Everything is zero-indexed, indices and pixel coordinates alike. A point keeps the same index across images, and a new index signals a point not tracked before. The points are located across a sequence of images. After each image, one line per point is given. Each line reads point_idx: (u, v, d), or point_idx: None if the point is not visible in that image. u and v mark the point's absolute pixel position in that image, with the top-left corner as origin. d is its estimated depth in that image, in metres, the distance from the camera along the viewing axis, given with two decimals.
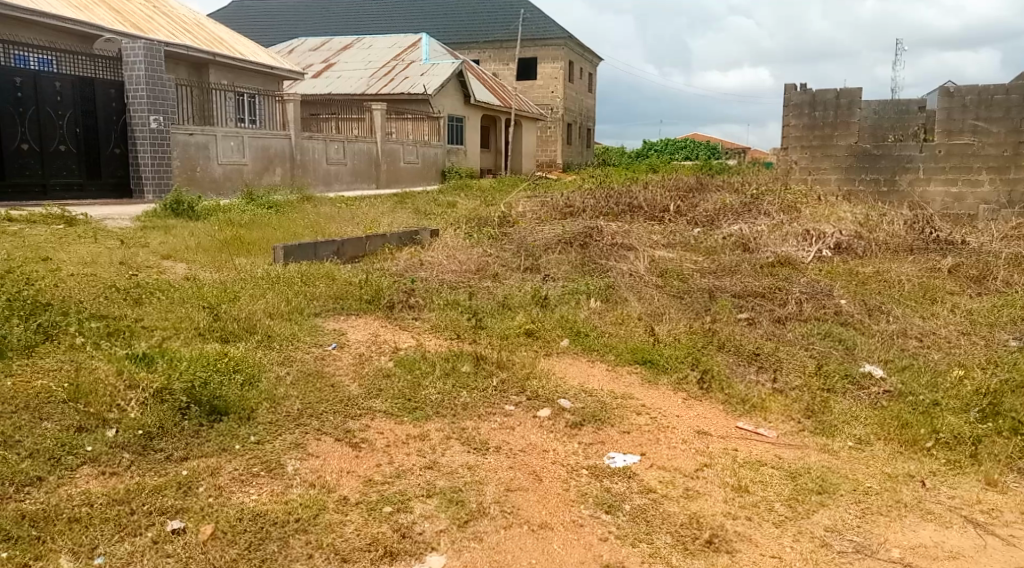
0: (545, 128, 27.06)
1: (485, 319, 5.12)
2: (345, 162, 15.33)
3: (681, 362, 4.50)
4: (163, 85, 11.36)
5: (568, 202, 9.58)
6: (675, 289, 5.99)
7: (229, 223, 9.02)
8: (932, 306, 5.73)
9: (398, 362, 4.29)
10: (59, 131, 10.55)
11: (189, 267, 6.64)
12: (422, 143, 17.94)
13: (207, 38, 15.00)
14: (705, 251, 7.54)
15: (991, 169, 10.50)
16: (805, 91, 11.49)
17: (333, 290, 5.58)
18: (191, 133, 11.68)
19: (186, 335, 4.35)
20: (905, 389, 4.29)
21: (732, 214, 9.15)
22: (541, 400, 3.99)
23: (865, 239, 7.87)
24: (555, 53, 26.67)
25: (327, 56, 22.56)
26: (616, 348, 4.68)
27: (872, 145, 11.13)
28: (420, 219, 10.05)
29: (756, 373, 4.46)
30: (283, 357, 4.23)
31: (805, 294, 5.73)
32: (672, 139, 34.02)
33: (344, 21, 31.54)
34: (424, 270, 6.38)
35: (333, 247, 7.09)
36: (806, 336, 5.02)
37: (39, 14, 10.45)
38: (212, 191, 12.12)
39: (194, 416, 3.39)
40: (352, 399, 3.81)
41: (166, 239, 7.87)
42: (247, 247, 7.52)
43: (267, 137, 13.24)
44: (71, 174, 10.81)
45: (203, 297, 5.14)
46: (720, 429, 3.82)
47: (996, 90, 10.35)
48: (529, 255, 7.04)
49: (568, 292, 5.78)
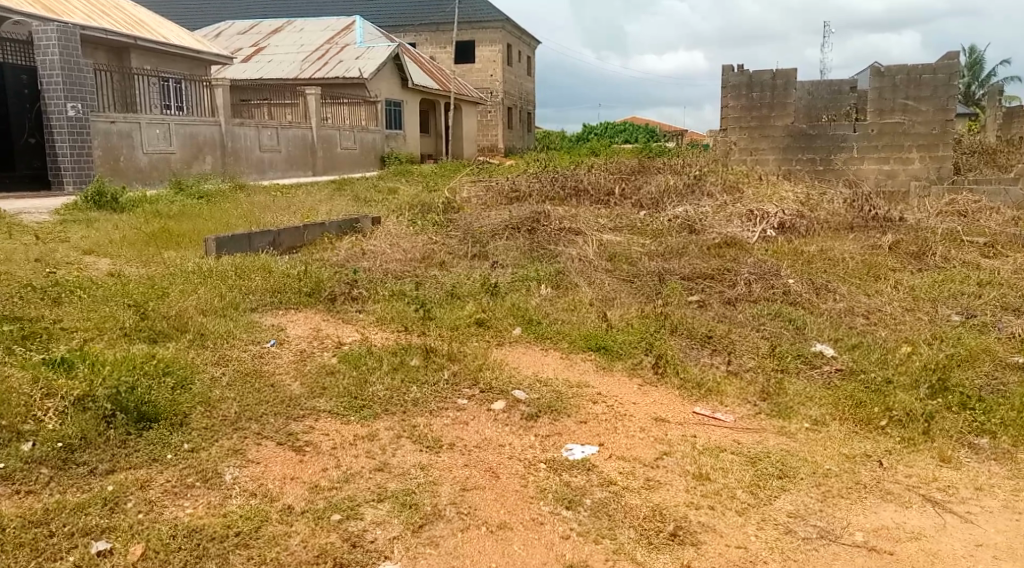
0: (486, 112, 26.77)
1: (433, 309, 4.93)
2: (280, 150, 14.83)
3: (635, 347, 4.41)
4: (81, 69, 10.73)
5: (514, 187, 9.43)
6: (625, 273, 5.90)
7: (157, 215, 8.58)
8: (876, 283, 5.80)
9: (342, 357, 4.08)
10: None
11: (115, 262, 6.27)
12: (360, 128, 17.51)
13: (127, 20, 14.28)
14: (651, 234, 7.48)
15: (921, 147, 10.82)
16: (742, 72, 11.51)
17: (271, 283, 5.31)
18: (114, 121, 11.09)
19: (112, 337, 4.05)
20: (856, 366, 4.30)
21: (676, 196, 9.14)
22: (494, 392, 3.85)
23: (807, 217, 7.93)
24: (493, 36, 26.37)
25: (257, 39, 21.77)
26: (569, 335, 4.56)
27: (808, 125, 11.26)
28: (360, 207, 9.75)
29: (710, 356, 4.40)
30: (219, 357, 3.97)
31: (754, 275, 5.72)
32: (613, 123, 34.15)
33: (275, 3, 30.58)
34: (367, 260, 6.15)
35: (269, 238, 6.78)
36: (756, 317, 5.00)
37: None
38: (138, 181, 11.54)
39: (120, 424, 3.11)
40: (294, 399, 3.59)
41: (88, 233, 7.42)
42: (177, 239, 7.15)
43: (196, 124, 12.66)
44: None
45: (129, 294, 4.81)
46: (678, 415, 3.75)
47: (924, 69, 10.60)
48: (476, 242, 6.86)
49: (517, 279, 5.64)
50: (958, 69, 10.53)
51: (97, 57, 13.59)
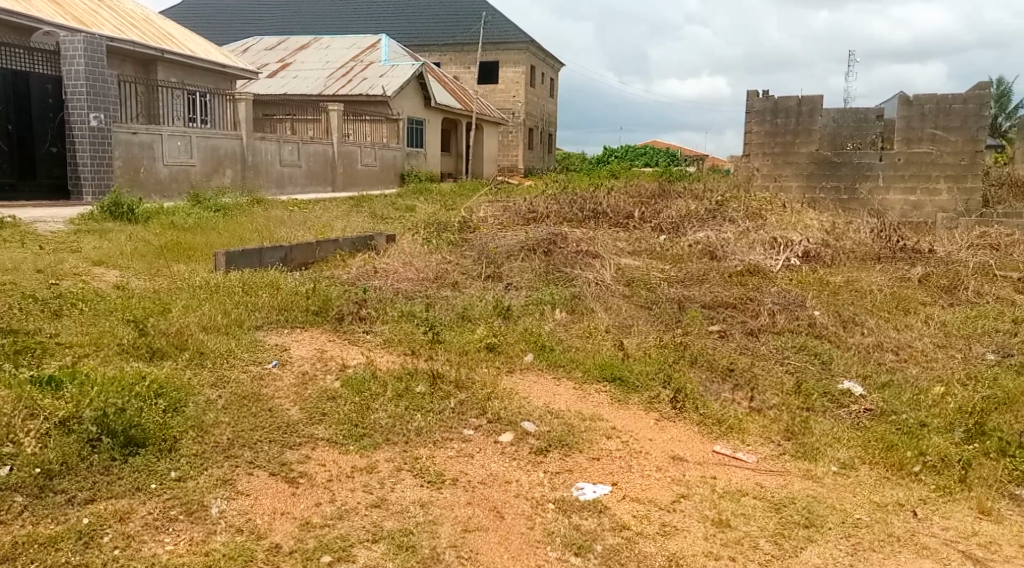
0: (507, 133, 26.74)
1: (443, 332, 4.75)
2: (299, 165, 14.81)
3: (652, 379, 4.20)
4: (105, 81, 10.76)
5: (531, 208, 9.27)
6: (643, 299, 5.69)
7: (171, 227, 8.51)
8: (906, 318, 5.55)
9: (345, 381, 3.91)
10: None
11: (123, 274, 6.17)
12: (380, 145, 17.49)
13: (154, 33, 14.40)
14: (671, 259, 7.26)
15: (949, 177, 10.53)
16: (767, 97, 11.36)
17: (277, 300, 5.17)
18: (135, 132, 11.09)
19: (107, 354, 3.91)
20: (887, 407, 4.05)
21: (697, 221, 8.94)
22: (502, 423, 3.65)
23: (832, 246, 7.68)
24: (516, 57, 26.41)
25: (282, 56, 21.92)
26: (583, 364, 4.35)
27: (833, 152, 11.04)
28: (375, 224, 9.65)
29: (731, 390, 4.18)
30: (217, 377, 3.81)
31: (778, 305, 5.49)
32: (633, 146, 34.01)
33: (301, 20, 30.91)
34: (378, 279, 5.99)
35: (280, 254, 6.65)
36: (780, 350, 4.77)
37: None
38: (156, 194, 11.52)
39: (106, 448, 2.96)
40: (291, 425, 3.42)
41: (100, 244, 7.34)
42: (188, 253, 7.04)
43: (217, 138, 12.64)
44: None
45: (131, 308, 4.67)
46: (696, 454, 3.52)
47: (953, 99, 10.36)
48: (490, 262, 6.70)
49: (531, 303, 5.46)
50: (989, 99, 10.28)
51: (123, 69, 13.69)
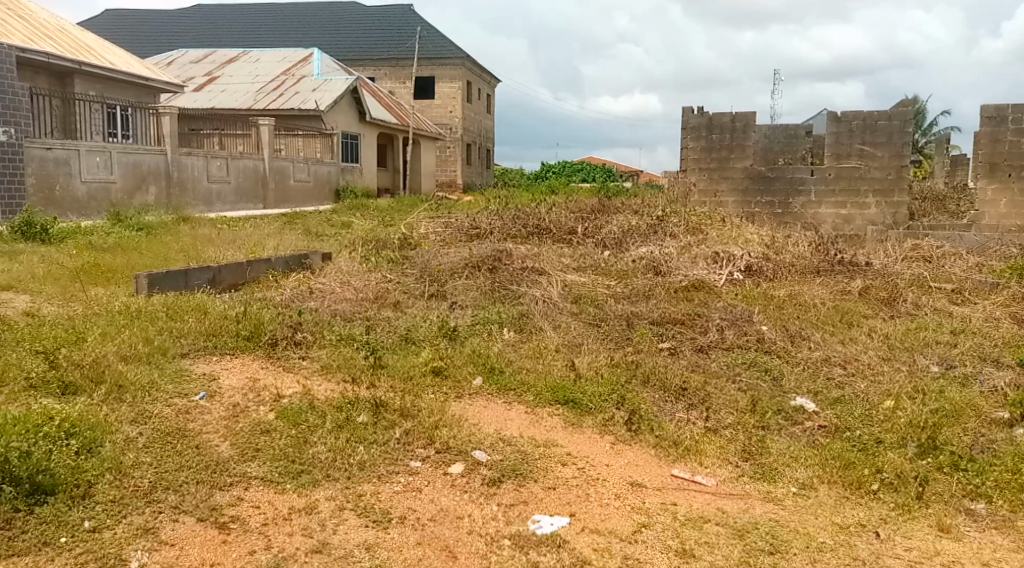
0: (445, 149, 26.57)
1: (385, 356, 4.52)
2: (230, 181, 14.30)
3: (605, 400, 4.06)
4: (17, 93, 10.14)
5: (473, 224, 9.10)
6: (591, 316, 5.58)
7: (89, 248, 8.02)
8: (850, 331, 5.58)
9: (280, 413, 3.65)
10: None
11: (35, 299, 5.73)
12: (315, 160, 17.07)
13: (72, 45, 13.72)
14: (616, 275, 7.18)
15: (876, 191, 10.80)
16: (702, 114, 11.51)
17: (206, 325, 4.85)
18: (51, 148, 10.49)
19: (12, 390, 3.55)
20: (841, 424, 4.00)
21: (639, 236, 8.93)
22: (452, 453, 3.45)
23: (773, 260, 7.74)
24: (452, 73, 26.30)
25: (211, 69, 21.26)
26: (534, 387, 4.18)
27: (766, 168, 11.24)
28: (310, 242, 9.31)
29: (685, 410, 4.07)
30: (138, 413, 3.50)
31: (726, 321, 5.45)
32: (571, 162, 34.26)
33: (231, 33, 30.15)
34: (315, 300, 5.71)
35: (208, 275, 6.30)
36: (730, 366, 4.71)
37: None
38: (75, 212, 10.90)
39: (7, 498, 2.64)
40: (221, 463, 3.15)
41: (10, 267, 6.84)
42: (108, 276, 6.62)
43: (141, 154, 12.09)
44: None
45: (41, 337, 4.28)
46: (654, 479, 3.39)
47: (880, 115, 10.63)
48: (433, 280, 6.50)
49: (477, 323, 5.27)
50: (911, 116, 10.56)
51: (39, 81, 12.99)
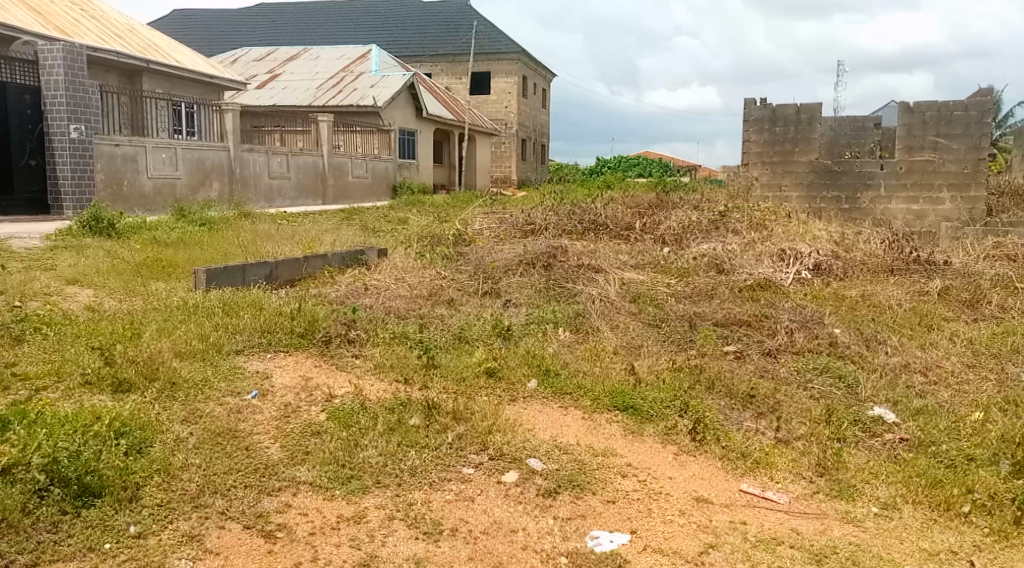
0: (500, 144, 26.49)
1: (438, 355, 4.39)
2: (289, 177, 14.46)
3: (667, 407, 3.85)
4: (86, 91, 10.38)
5: (528, 219, 8.94)
6: (650, 316, 5.36)
7: (152, 243, 8.15)
8: (929, 335, 5.22)
9: (331, 414, 3.55)
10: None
11: (97, 294, 5.81)
12: (372, 156, 17.17)
13: (139, 44, 14.05)
14: (677, 273, 6.93)
15: (952, 186, 10.23)
16: (766, 105, 11.09)
17: (260, 321, 4.81)
18: (118, 144, 10.73)
19: (68, 387, 3.53)
20: (926, 437, 3.70)
21: (700, 232, 8.63)
22: (506, 461, 3.30)
23: (842, 258, 7.37)
24: (508, 68, 26.16)
25: (272, 67, 21.58)
26: (591, 391, 3.99)
27: (833, 161, 10.77)
28: (366, 237, 9.28)
29: (753, 419, 3.83)
30: (189, 411, 3.43)
31: (795, 323, 5.16)
32: (627, 157, 33.81)
33: (292, 31, 30.62)
34: (369, 296, 5.63)
35: (264, 270, 6.29)
36: (801, 372, 4.44)
37: None
38: (140, 207, 11.13)
39: (55, 500, 2.58)
40: (270, 466, 3.06)
41: (77, 261, 6.98)
42: (168, 270, 6.68)
43: (204, 150, 12.29)
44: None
45: (99, 332, 4.29)
46: (721, 494, 3.17)
47: (955, 106, 10.06)
48: (487, 277, 6.36)
49: (532, 322, 5.09)
50: (991, 106, 9.96)
51: (107, 79, 13.32)
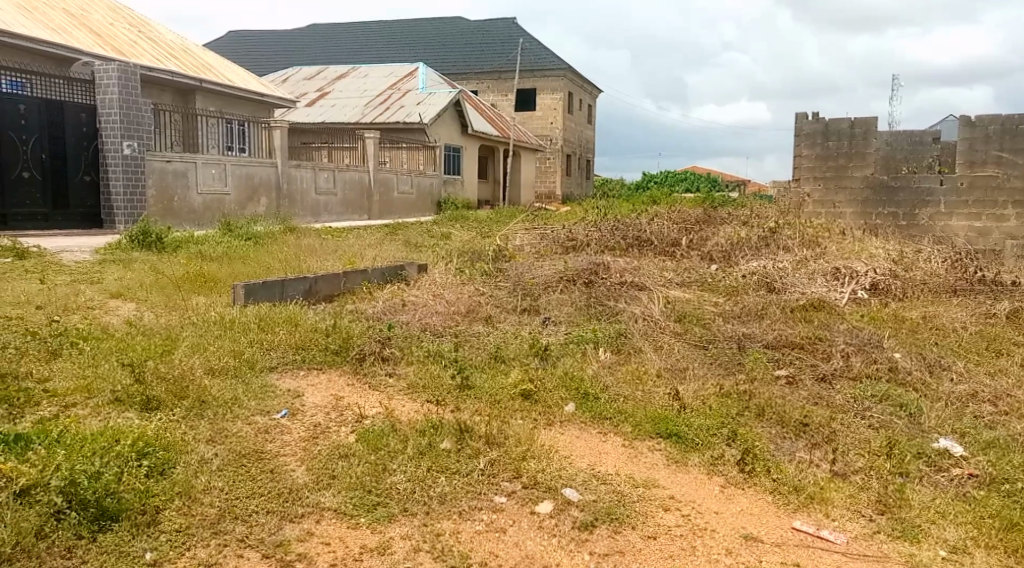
0: (545, 160, 26.43)
1: (473, 375, 4.24)
2: (335, 192, 14.57)
3: (713, 436, 3.63)
4: (139, 109, 10.61)
5: (570, 235, 8.78)
6: (696, 337, 5.13)
7: (197, 257, 8.22)
8: (998, 360, 4.88)
9: (361, 436, 3.43)
10: (20, 159, 9.73)
11: (139, 308, 5.83)
12: (418, 172, 17.22)
13: (193, 63, 14.38)
14: (724, 291, 6.68)
15: (1017, 203, 9.68)
16: (818, 119, 10.75)
17: (295, 338, 4.74)
18: (169, 160, 10.93)
19: (97, 404, 3.49)
20: (998, 474, 3.41)
21: (749, 249, 8.35)
22: (540, 490, 3.13)
23: (901, 278, 7.01)
24: (554, 84, 26.11)
25: (321, 85, 21.92)
26: (633, 416, 3.79)
27: (890, 177, 10.36)
28: (408, 252, 9.23)
29: (806, 449, 3.59)
30: (216, 430, 3.36)
31: (852, 346, 4.88)
32: (674, 172, 33.41)
33: (341, 50, 31.17)
34: (406, 313, 5.52)
35: (303, 285, 6.24)
36: (858, 400, 4.17)
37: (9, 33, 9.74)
38: (189, 222, 11.30)
39: (72, 524, 2.52)
40: (294, 491, 2.95)
41: (123, 275, 7.06)
42: (209, 285, 6.70)
43: (252, 165, 12.46)
44: (34, 203, 10.03)
45: (132, 347, 4.24)
46: (771, 532, 2.95)
47: (1021, 119, 9.58)
48: (527, 294, 6.21)
49: (571, 341, 4.91)
50: None
51: (162, 98, 13.64)
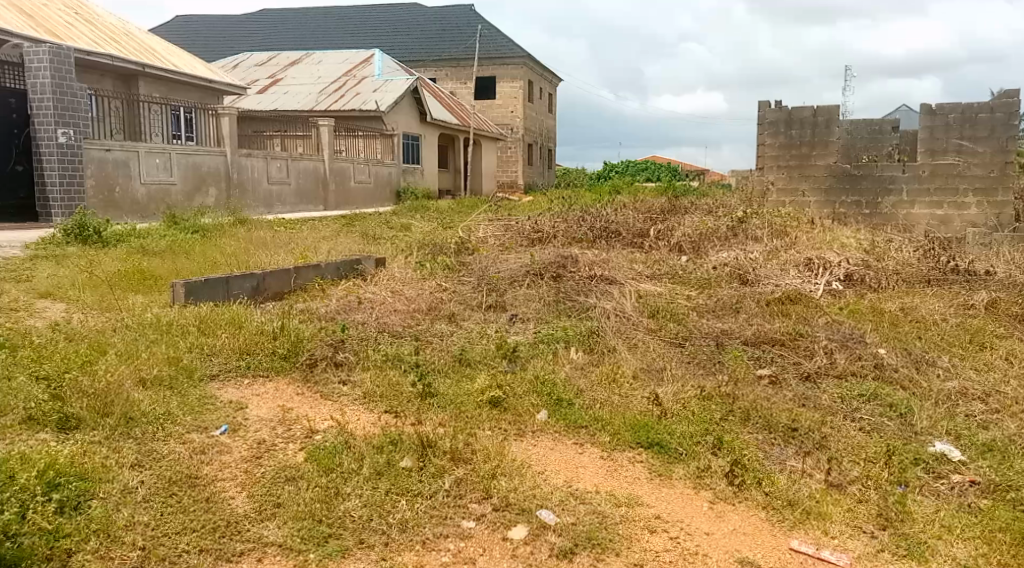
0: (506, 149, 26.06)
1: (435, 380, 3.89)
2: (289, 183, 14.02)
3: (698, 444, 3.35)
4: (75, 94, 9.90)
5: (536, 226, 8.44)
6: (672, 334, 4.85)
7: (137, 252, 7.69)
8: (982, 355, 4.70)
9: (310, 455, 3.07)
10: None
11: (70, 309, 5.34)
12: (375, 162, 16.71)
13: (137, 47, 13.65)
14: (697, 284, 6.42)
15: (978, 190, 9.65)
16: (782, 107, 10.59)
17: (239, 341, 4.33)
18: (110, 149, 10.28)
19: (4, 425, 3.05)
20: (1001, 481, 3.19)
21: (718, 239, 8.11)
22: (514, 513, 2.80)
23: (874, 267, 6.84)
24: (514, 72, 25.70)
25: (275, 72, 21.18)
26: (610, 424, 3.49)
27: (853, 165, 10.25)
28: (365, 246, 8.80)
29: (796, 457, 3.34)
30: (144, 452, 2.96)
31: (834, 342, 4.65)
32: (635, 162, 33.28)
33: (296, 37, 30.28)
34: (361, 312, 5.13)
35: (251, 283, 5.81)
36: (846, 400, 3.93)
37: None
38: (134, 215, 10.70)
39: None
40: (234, 524, 2.58)
41: (56, 272, 6.54)
42: (149, 283, 6.20)
43: (200, 155, 11.86)
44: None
45: (53, 356, 3.79)
46: (769, 555, 2.67)
47: (981, 107, 9.52)
48: (492, 289, 5.86)
49: (540, 341, 4.59)
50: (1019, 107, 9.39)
51: (103, 83, 12.91)
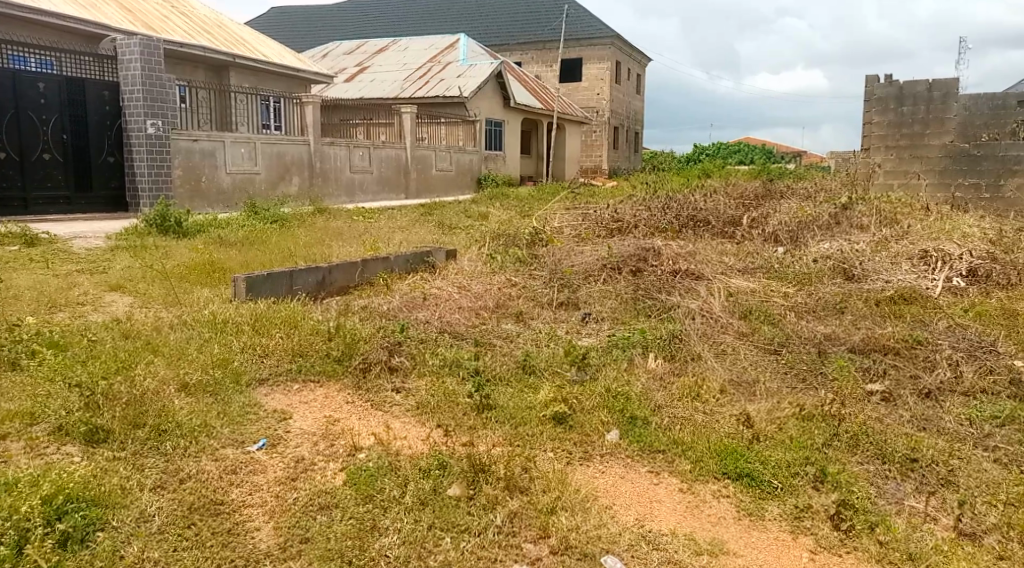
0: (590, 133, 25.43)
1: (495, 391, 3.51)
2: (371, 170, 13.97)
3: (796, 477, 2.85)
4: (164, 85, 10.00)
5: (615, 214, 7.93)
6: (766, 339, 4.30)
7: (212, 243, 7.66)
8: None
9: (349, 477, 2.75)
10: None
11: (136, 303, 5.25)
12: (457, 148, 16.49)
13: (225, 38, 13.83)
14: (794, 279, 5.80)
15: None
16: (890, 82, 9.66)
17: (293, 342, 4.07)
18: (196, 139, 10.38)
19: (32, 437, 2.87)
20: None
21: (818, 228, 7.39)
22: (574, 558, 2.40)
23: (1001, 260, 6.02)
24: (600, 54, 24.98)
25: (361, 60, 21.27)
26: (692, 449, 3.03)
27: (971, 144, 9.20)
28: (440, 236, 8.52)
29: (918, 497, 2.78)
30: (170, 472, 2.72)
31: (960, 352, 4.00)
32: (727, 145, 31.91)
33: (382, 25, 30.45)
34: (424, 310, 4.81)
35: (316, 276, 5.59)
36: (976, 424, 3.31)
37: (39, 12, 9.30)
38: (219, 204, 10.80)
39: None
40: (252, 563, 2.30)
41: (131, 264, 6.53)
42: (215, 275, 6.08)
43: (284, 144, 11.87)
44: (11, 185, 9.01)
45: (100, 358, 3.63)
46: None
47: None
48: (565, 284, 5.45)
49: (615, 346, 4.14)
50: None
51: (193, 74, 13.12)
